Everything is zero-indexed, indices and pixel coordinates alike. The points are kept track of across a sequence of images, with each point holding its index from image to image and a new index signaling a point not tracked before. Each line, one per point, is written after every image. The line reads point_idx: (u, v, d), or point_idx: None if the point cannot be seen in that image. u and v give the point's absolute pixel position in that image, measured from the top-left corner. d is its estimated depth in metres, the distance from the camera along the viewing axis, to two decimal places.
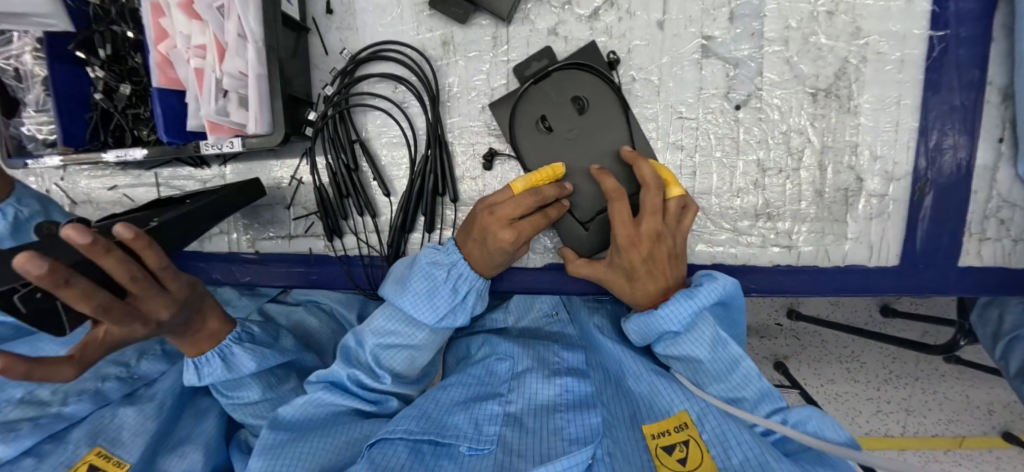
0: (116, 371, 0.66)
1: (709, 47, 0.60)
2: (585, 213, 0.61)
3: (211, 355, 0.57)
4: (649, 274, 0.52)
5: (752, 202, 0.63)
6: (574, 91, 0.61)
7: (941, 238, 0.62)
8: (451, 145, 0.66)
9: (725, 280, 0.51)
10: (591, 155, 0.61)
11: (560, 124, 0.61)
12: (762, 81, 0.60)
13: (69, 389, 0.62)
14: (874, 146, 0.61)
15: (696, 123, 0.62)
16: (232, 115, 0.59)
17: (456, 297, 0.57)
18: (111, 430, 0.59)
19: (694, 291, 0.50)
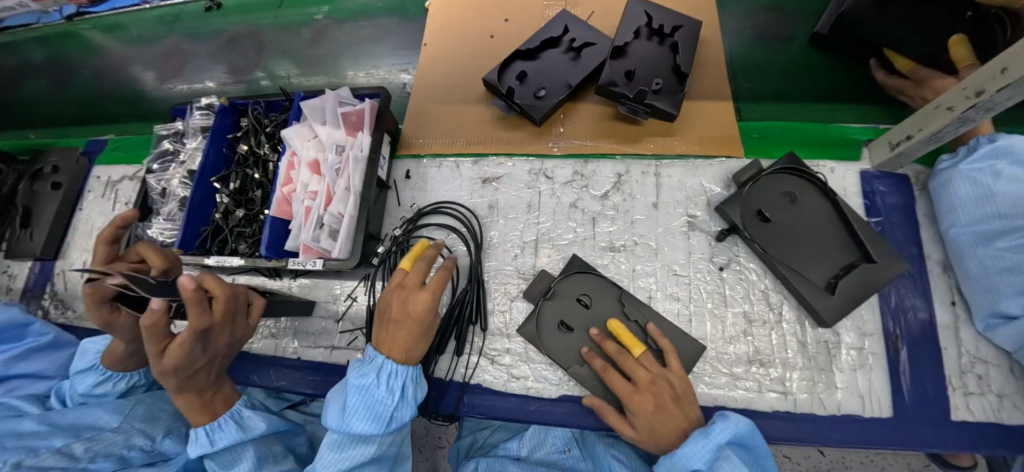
0: (142, 441, 0.69)
1: (694, 223, 0.77)
2: (823, 276, 0.71)
3: (225, 419, 0.63)
4: (664, 423, 0.57)
5: (744, 348, 0.70)
6: (787, 187, 0.76)
7: (928, 391, 0.68)
8: (488, 284, 0.78)
9: (738, 418, 0.55)
10: (813, 233, 0.73)
11: (590, 281, 0.75)
12: (738, 250, 0.76)
13: (100, 450, 0.65)
14: None
15: (688, 279, 0.74)
16: (321, 241, 0.77)
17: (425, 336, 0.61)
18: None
19: (708, 429, 0.54)
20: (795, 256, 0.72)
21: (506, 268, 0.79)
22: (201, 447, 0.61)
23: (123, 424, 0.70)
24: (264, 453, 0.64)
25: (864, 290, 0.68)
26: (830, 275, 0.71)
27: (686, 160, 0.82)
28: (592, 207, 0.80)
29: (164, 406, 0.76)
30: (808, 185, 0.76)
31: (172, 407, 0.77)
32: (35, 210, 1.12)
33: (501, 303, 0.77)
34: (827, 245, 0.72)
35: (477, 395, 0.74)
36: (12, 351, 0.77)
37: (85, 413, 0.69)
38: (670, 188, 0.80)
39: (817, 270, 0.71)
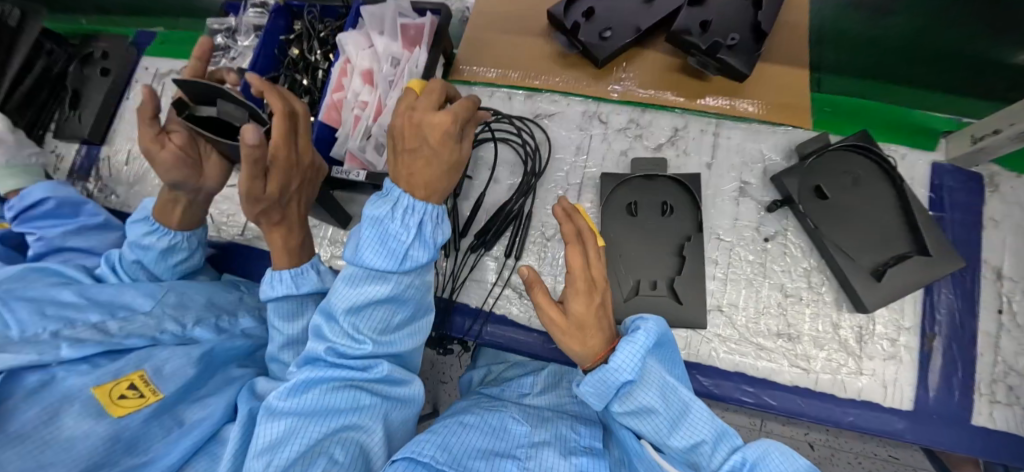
0: (173, 326, 0.73)
1: (746, 190, 0.74)
2: (868, 262, 0.69)
3: (304, 268, 0.65)
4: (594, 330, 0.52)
5: (773, 322, 0.69)
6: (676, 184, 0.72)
7: (952, 392, 0.67)
8: (530, 225, 0.78)
9: (654, 322, 0.53)
10: (871, 215, 0.71)
11: (644, 213, 0.72)
12: (787, 224, 0.73)
13: (132, 328, 0.69)
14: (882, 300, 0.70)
15: (730, 245, 0.72)
16: (367, 153, 0.77)
17: (411, 232, 0.52)
18: (158, 360, 0.68)
19: (632, 335, 0.51)
20: (840, 238, 0.70)
21: (548, 210, 0.78)
22: (283, 287, 0.63)
23: (155, 308, 0.73)
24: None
25: (910, 281, 0.67)
26: (876, 262, 0.69)
27: (749, 125, 0.78)
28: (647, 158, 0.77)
29: (194, 297, 0.80)
30: (874, 169, 0.72)
31: (202, 298, 0.81)
32: (85, 94, 1.12)
33: (538, 242, 0.77)
34: (873, 231, 0.70)
35: (499, 324, 0.76)
36: (69, 225, 0.82)
37: (122, 293, 0.73)
38: (726, 150, 0.77)
39: (864, 256, 0.69)
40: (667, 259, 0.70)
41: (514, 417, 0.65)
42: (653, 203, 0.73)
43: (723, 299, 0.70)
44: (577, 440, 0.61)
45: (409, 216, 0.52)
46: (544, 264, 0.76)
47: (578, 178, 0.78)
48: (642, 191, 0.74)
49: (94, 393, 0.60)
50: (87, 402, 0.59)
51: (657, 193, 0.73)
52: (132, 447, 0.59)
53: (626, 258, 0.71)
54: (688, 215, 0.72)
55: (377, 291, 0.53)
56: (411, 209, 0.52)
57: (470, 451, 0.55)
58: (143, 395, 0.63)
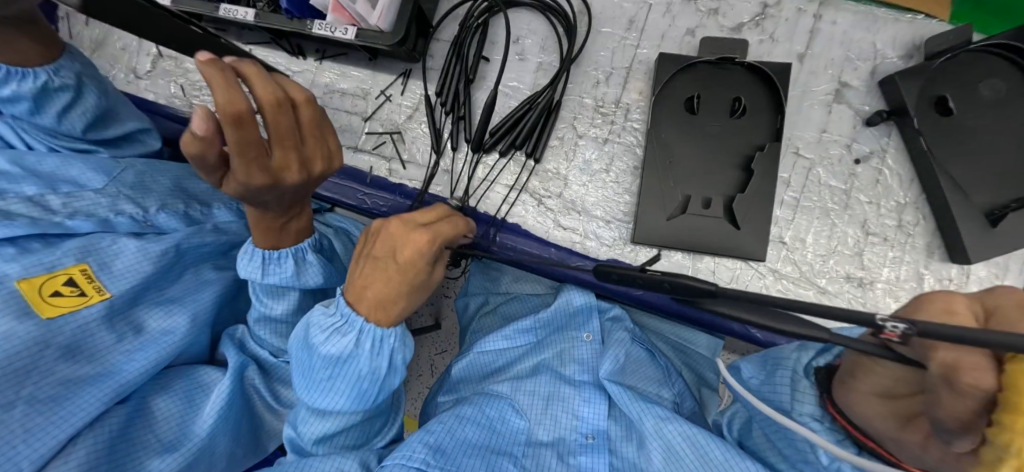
0: (133, 210, 0.57)
1: (843, 93, 0.58)
2: (989, 202, 0.53)
3: (287, 253, 0.51)
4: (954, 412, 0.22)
5: (846, 264, 0.57)
6: (742, 90, 0.57)
7: None
8: (558, 120, 0.62)
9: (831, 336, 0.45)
10: (1011, 144, 0.54)
11: (708, 111, 0.57)
12: (887, 145, 0.58)
13: (81, 208, 0.54)
14: None
15: (810, 164, 0.58)
16: (358, 3, 0.56)
17: (375, 375, 0.45)
18: (106, 254, 0.53)
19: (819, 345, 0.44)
20: (952, 169, 0.54)
21: (585, 99, 0.62)
22: (249, 266, 0.51)
23: (111, 188, 0.57)
24: (305, 302, 0.57)
25: None
26: (997, 203, 0.53)
27: (865, 10, 0.59)
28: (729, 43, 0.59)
29: (159, 178, 0.62)
30: (1021, 82, 0.54)
31: (169, 181, 0.63)
32: None
33: (568, 141, 0.62)
34: (1002, 163, 0.53)
35: (512, 234, 0.63)
36: None
37: (67, 164, 0.55)
38: (828, 42, 0.59)
39: (981, 191, 0.53)
40: (730, 172, 0.56)
41: (511, 403, 0.60)
42: (724, 103, 0.57)
43: (788, 230, 0.58)
44: (578, 429, 0.58)
45: (380, 354, 0.45)
46: (571, 167, 0.62)
47: (626, 61, 0.61)
48: (716, 84, 0.57)
49: (19, 288, 0.46)
50: (8, 297, 0.45)
51: (731, 91, 0.57)
52: (72, 353, 0.47)
53: (676, 164, 0.57)
54: (766, 125, 0.56)
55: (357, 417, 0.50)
56: (372, 348, 0.45)
57: (466, 449, 0.53)
58: (85, 293, 0.50)
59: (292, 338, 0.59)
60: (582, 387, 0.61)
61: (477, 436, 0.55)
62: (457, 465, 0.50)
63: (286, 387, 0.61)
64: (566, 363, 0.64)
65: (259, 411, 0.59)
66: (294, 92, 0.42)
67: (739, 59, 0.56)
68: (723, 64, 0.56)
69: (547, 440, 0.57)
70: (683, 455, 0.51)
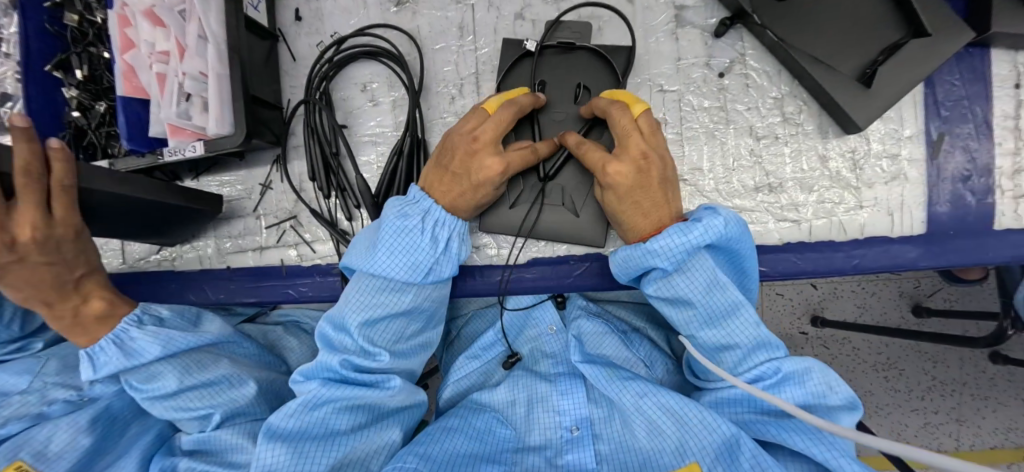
0: (66, 394, 0.59)
1: (683, 17, 0.57)
2: (852, 70, 0.53)
3: (105, 340, 0.54)
4: (639, 204, 0.48)
5: (749, 176, 0.57)
6: (579, 70, 0.57)
7: (969, 200, 0.55)
8: (429, 150, 0.62)
9: (728, 214, 0.45)
10: (854, 8, 0.53)
11: (555, 97, 0.57)
12: (744, 47, 0.57)
13: (11, 414, 0.57)
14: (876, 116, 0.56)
15: (678, 95, 0.57)
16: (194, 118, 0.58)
17: (437, 247, 0.53)
18: (38, 443, 0.54)
19: (691, 226, 0.45)
20: (809, 49, 0.53)
21: (446, 117, 0.61)
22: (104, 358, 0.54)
23: (36, 383, 0.60)
24: (190, 363, 0.56)
25: (912, 77, 0.51)
26: (857, 68, 0.53)
27: None
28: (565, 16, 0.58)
29: None
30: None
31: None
32: None
33: None
34: (852, 29, 0.53)
35: None
36: None
37: None
38: None
39: (841, 63, 0.53)
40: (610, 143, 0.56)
41: (497, 415, 0.60)
42: (566, 88, 0.57)
43: (683, 166, 0.57)
44: (562, 425, 0.57)
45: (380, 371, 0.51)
46: None
47: (471, 67, 0.60)
48: (558, 70, 0.57)
49: None
50: None
51: (570, 75, 0.57)
52: None
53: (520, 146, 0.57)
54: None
55: (397, 304, 0.52)
56: (439, 222, 0.53)
57: (455, 459, 0.52)
58: None
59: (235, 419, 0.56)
60: (558, 380, 0.61)
61: (466, 445, 0.54)
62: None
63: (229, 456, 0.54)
64: (539, 360, 0.65)
65: None
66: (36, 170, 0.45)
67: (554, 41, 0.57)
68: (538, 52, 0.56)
69: (536, 445, 0.57)
70: (666, 429, 0.50)
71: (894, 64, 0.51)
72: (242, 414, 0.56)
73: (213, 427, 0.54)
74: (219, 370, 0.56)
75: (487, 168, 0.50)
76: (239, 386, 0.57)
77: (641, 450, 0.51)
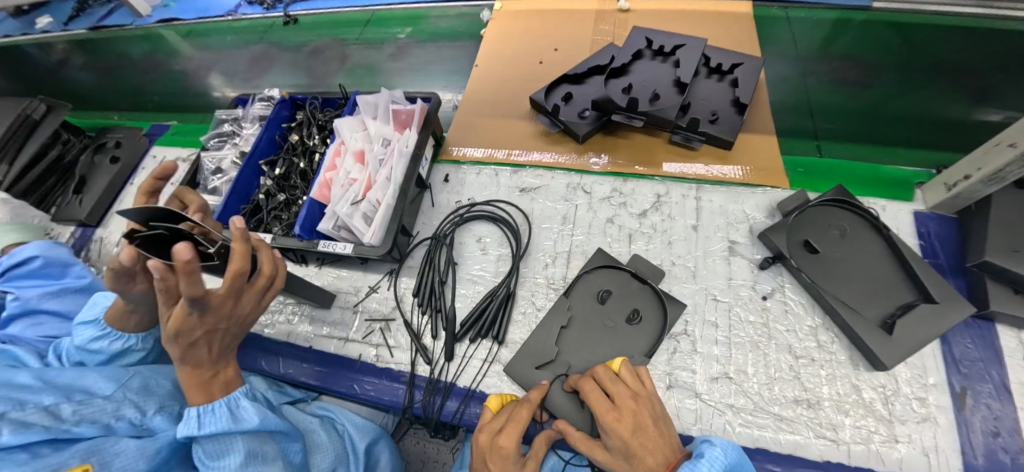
0: (133, 414, 0.66)
1: (735, 248, 0.75)
2: (875, 315, 0.66)
3: (219, 403, 0.59)
4: (646, 445, 0.52)
5: (788, 389, 0.64)
6: (635, 303, 0.70)
7: (1005, 460, 0.59)
8: (517, 299, 0.76)
9: (726, 445, 0.51)
10: (868, 267, 0.69)
11: (614, 303, 0.71)
12: (783, 280, 0.72)
13: (88, 414, 0.62)
14: (900, 366, 0.65)
15: (728, 305, 0.71)
16: (342, 231, 0.80)
17: None
18: (108, 453, 0.59)
19: (696, 462, 0.49)
20: (832, 289, 0.68)
21: (538, 277, 0.77)
22: (188, 427, 0.57)
23: (117, 392, 0.66)
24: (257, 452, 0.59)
25: (927, 330, 0.62)
26: (878, 315, 0.66)
27: (729, 187, 0.81)
28: (643, 228, 0.78)
29: (162, 381, 0.73)
30: (858, 221, 0.72)
31: (169, 384, 0.73)
32: (88, 179, 1.16)
33: (529, 313, 0.74)
34: (871, 283, 0.68)
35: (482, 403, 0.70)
36: (47, 288, 0.80)
37: (83, 376, 0.67)
38: (710, 213, 0.78)
39: (864, 307, 0.66)
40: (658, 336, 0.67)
41: None
42: (624, 309, 0.70)
43: (729, 365, 0.67)
44: None
45: None
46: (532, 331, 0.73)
47: (566, 244, 0.79)
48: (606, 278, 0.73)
49: None
50: None
51: (629, 301, 0.71)
52: None
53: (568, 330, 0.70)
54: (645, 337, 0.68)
55: None
56: None
57: None
58: None
59: None
60: None
61: None
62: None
63: None
64: None
65: None
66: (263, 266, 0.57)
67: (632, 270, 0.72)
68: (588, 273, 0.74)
69: None
70: None
71: (909, 318, 0.64)
72: None
73: None
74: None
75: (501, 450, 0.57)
76: None
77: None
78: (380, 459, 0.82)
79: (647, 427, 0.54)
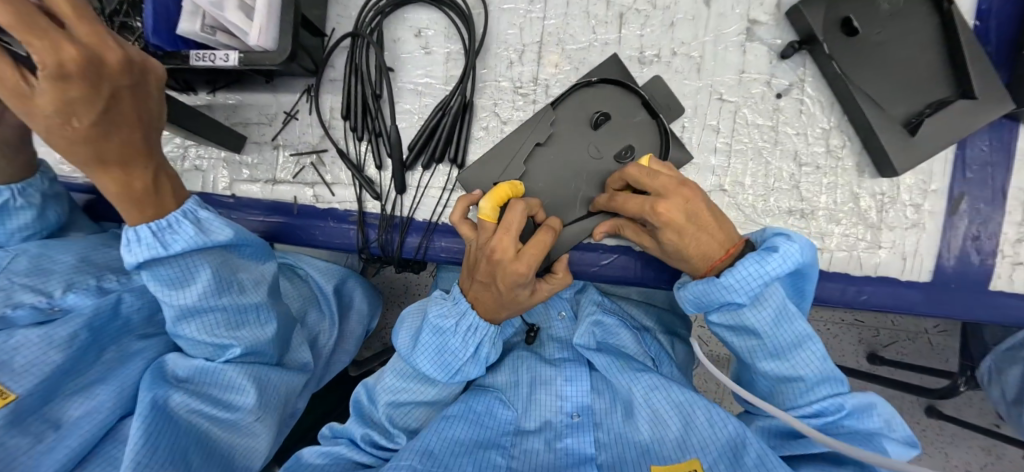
0: (34, 299, 0.54)
1: (754, 31, 0.58)
2: (902, 114, 0.55)
3: (178, 218, 0.49)
4: (697, 240, 0.46)
5: (784, 200, 0.58)
6: (631, 139, 0.56)
7: (973, 259, 0.59)
8: (476, 114, 0.59)
9: (803, 241, 0.45)
10: (911, 53, 0.54)
11: (606, 133, 0.56)
12: (805, 73, 0.58)
13: None
14: (907, 174, 0.58)
15: (735, 107, 0.58)
16: (219, 35, 0.54)
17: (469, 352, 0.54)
18: (2, 353, 0.49)
19: (766, 257, 0.44)
20: (863, 83, 0.54)
21: (501, 81, 0.59)
22: (145, 250, 0.48)
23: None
24: (224, 280, 0.53)
25: (954, 128, 0.53)
26: (906, 112, 0.55)
27: None
28: (639, 6, 0.58)
29: (60, 257, 0.58)
30: None
31: (71, 258, 0.59)
32: None
33: (492, 130, 0.59)
34: (910, 73, 0.54)
35: (446, 236, 0.61)
36: None
37: None
38: None
39: (891, 104, 0.55)
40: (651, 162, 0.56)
41: (499, 397, 0.58)
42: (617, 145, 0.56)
43: (726, 176, 0.58)
44: (563, 410, 0.56)
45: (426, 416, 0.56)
46: None
47: (536, 35, 0.59)
48: (601, 98, 0.57)
49: None
50: None
51: (623, 133, 0.56)
52: None
53: (542, 149, 0.56)
54: None
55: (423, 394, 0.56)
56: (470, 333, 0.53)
57: (454, 448, 0.50)
58: None
59: (230, 330, 0.55)
60: (563, 366, 0.60)
61: (469, 432, 0.53)
62: (446, 466, 0.48)
63: (230, 395, 0.56)
64: (544, 344, 0.64)
65: (210, 432, 0.54)
66: (110, 54, 0.42)
67: (646, 95, 0.55)
68: (593, 85, 0.57)
69: (534, 428, 0.55)
70: (668, 423, 0.51)
71: (940, 115, 0.53)
72: (254, 349, 0.57)
73: (227, 359, 0.56)
74: (251, 298, 0.56)
75: (515, 271, 0.45)
76: (263, 321, 0.58)
77: (639, 442, 0.51)
78: (352, 296, 0.82)
79: (701, 219, 0.45)
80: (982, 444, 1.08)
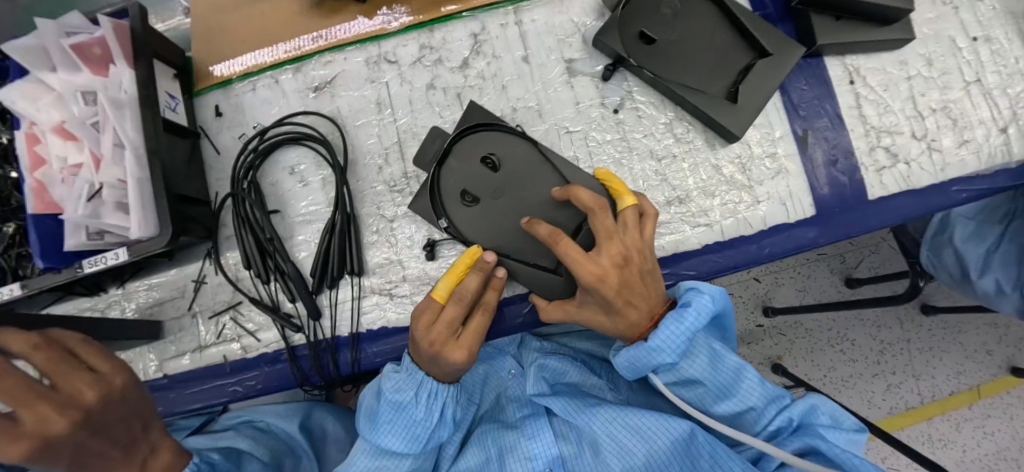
0: None
1: (573, 68, 0.65)
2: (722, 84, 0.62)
3: None
4: (631, 294, 0.49)
5: (659, 194, 0.63)
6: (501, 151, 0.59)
7: (842, 179, 0.64)
8: (363, 220, 0.64)
9: (712, 290, 0.51)
10: (708, 31, 0.62)
11: (479, 191, 0.59)
12: (630, 85, 0.65)
13: None
14: (752, 134, 0.64)
15: (583, 133, 0.64)
16: (106, 236, 0.59)
17: (432, 419, 0.53)
18: None
19: (684, 311, 0.49)
20: (678, 70, 0.62)
21: (377, 186, 0.64)
22: None
23: None
24: None
25: (767, 80, 0.61)
26: (727, 81, 0.62)
27: None
28: (472, 82, 0.65)
29: None
30: None
31: None
32: None
33: (382, 229, 0.63)
34: (717, 49, 0.62)
35: (373, 340, 0.63)
36: None
37: None
38: (538, 35, 0.66)
39: (710, 79, 0.62)
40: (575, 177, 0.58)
41: None
42: (453, 196, 0.59)
43: None
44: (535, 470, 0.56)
45: None
46: (399, 249, 0.63)
47: (394, 136, 0.65)
48: (478, 145, 0.60)
49: None
50: None
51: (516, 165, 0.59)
52: None
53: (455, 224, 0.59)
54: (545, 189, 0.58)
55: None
56: (433, 396, 0.52)
57: None
58: None
59: None
60: (524, 425, 0.59)
61: None
62: None
63: None
64: (505, 407, 0.63)
65: None
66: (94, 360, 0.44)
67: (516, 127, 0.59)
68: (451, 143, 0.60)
69: None
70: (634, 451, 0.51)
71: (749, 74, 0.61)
72: None
73: None
74: None
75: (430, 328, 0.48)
76: None
77: None
78: (323, 426, 0.80)
79: (632, 282, 0.49)
80: (986, 322, 1.08)
